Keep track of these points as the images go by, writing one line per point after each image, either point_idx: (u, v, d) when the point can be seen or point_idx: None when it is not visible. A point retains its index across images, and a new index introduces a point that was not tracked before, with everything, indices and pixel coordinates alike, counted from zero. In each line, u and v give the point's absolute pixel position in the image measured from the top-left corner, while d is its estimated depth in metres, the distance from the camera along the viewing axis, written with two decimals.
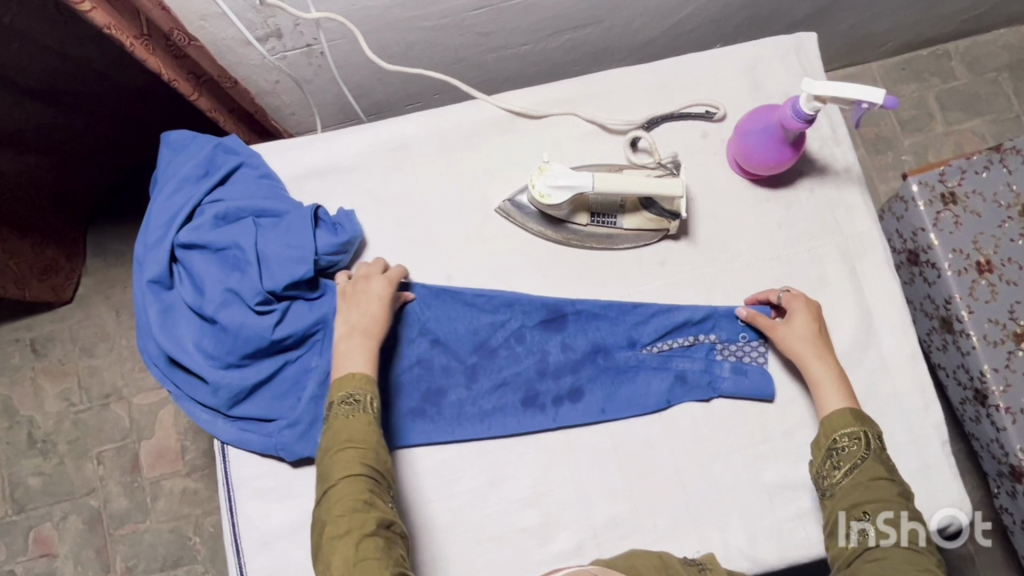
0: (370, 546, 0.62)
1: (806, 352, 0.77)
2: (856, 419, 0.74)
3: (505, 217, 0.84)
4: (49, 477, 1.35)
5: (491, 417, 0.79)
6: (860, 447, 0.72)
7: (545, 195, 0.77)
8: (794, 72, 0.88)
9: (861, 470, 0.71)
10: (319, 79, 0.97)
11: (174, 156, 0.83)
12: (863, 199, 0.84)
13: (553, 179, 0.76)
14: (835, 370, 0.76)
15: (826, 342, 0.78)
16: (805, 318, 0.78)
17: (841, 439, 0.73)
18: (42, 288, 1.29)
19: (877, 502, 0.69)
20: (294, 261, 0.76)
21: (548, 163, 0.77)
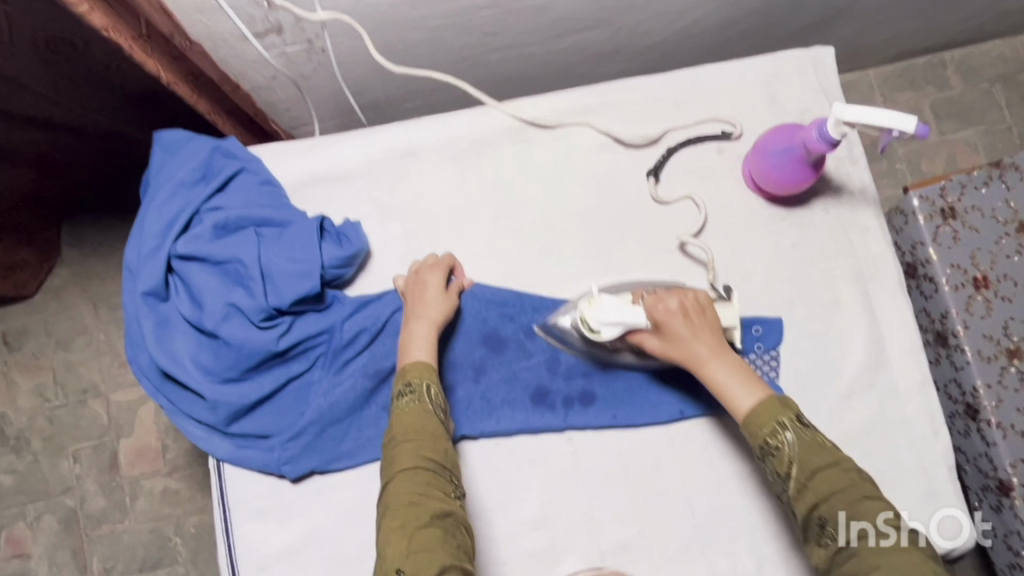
0: (427, 536, 0.58)
1: (690, 358, 0.70)
2: (777, 405, 0.66)
3: (547, 336, 0.80)
4: (22, 475, 1.30)
5: (499, 412, 0.78)
6: (793, 444, 0.64)
7: (597, 330, 0.74)
8: (813, 88, 0.86)
9: (802, 469, 0.63)
10: (318, 75, 0.92)
11: (168, 157, 0.79)
12: (878, 220, 0.83)
13: (603, 315, 0.73)
14: (736, 366, 0.69)
15: (714, 337, 0.71)
16: (675, 309, 0.72)
17: (769, 438, 0.65)
18: (3, 286, 1.24)
19: (830, 501, 0.60)
20: (300, 276, 0.74)
21: (594, 296, 0.75)
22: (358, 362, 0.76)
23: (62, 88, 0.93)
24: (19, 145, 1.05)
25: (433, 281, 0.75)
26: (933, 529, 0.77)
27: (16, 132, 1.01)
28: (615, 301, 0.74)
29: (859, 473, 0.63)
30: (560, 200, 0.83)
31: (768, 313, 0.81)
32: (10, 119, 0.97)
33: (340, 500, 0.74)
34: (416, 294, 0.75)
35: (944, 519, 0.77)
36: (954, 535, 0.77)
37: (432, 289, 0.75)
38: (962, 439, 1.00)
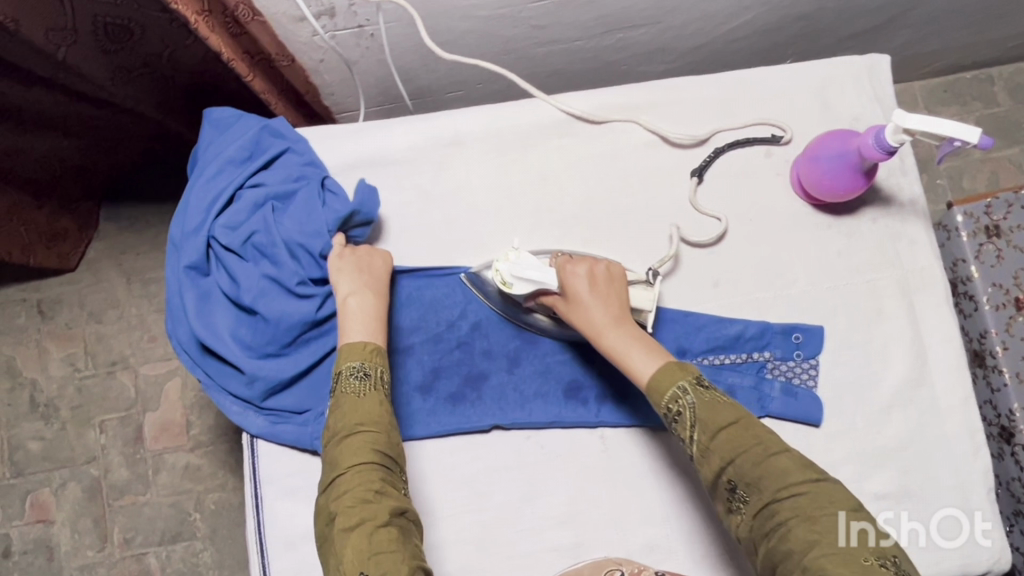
0: (385, 536, 0.56)
1: (592, 325, 0.69)
2: (677, 370, 0.63)
3: (471, 284, 0.79)
4: (49, 442, 1.32)
5: (530, 404, 0.78)
6: (693, 406, 0.60)
7: (508, 284, 0.74)
8: (867, 95, 0.84)
9: (704, 432, 0.59)
10: (366, 60, 0.93)
11: (216, 134, 0.79)
12: (926, 233, 0.82)
13: (519, 270, 0.73)
14: (636, 335, 0.67)
15: (617, 306, 0.70)
16: (582, 274, 0.70)
17: (672, 405, 0.61)
18: (47, 255, 1.26)
19: (739, 465, 0.57)
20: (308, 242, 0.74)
21: (511, 250, 0.74)
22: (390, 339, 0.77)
23: (119, 80, 0.90)
24: (69, 119, 1.07)
25: (378, 255, 0.75)
26: (933, 527, 0.76)
27: (70, 108, 1.03)
28: (534, 260, 0.73)
29: (762, 428, 0.59)
30: (601, 195, 0.82)
31: (809, 320, 0.80)
32: (62, 94, 0.98)
33: None
34: (362, 266, 0.74)
35: (946, 520, 0.76)
36: (954, 535, 0.76)
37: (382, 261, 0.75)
38: (995, 462, 0.98)
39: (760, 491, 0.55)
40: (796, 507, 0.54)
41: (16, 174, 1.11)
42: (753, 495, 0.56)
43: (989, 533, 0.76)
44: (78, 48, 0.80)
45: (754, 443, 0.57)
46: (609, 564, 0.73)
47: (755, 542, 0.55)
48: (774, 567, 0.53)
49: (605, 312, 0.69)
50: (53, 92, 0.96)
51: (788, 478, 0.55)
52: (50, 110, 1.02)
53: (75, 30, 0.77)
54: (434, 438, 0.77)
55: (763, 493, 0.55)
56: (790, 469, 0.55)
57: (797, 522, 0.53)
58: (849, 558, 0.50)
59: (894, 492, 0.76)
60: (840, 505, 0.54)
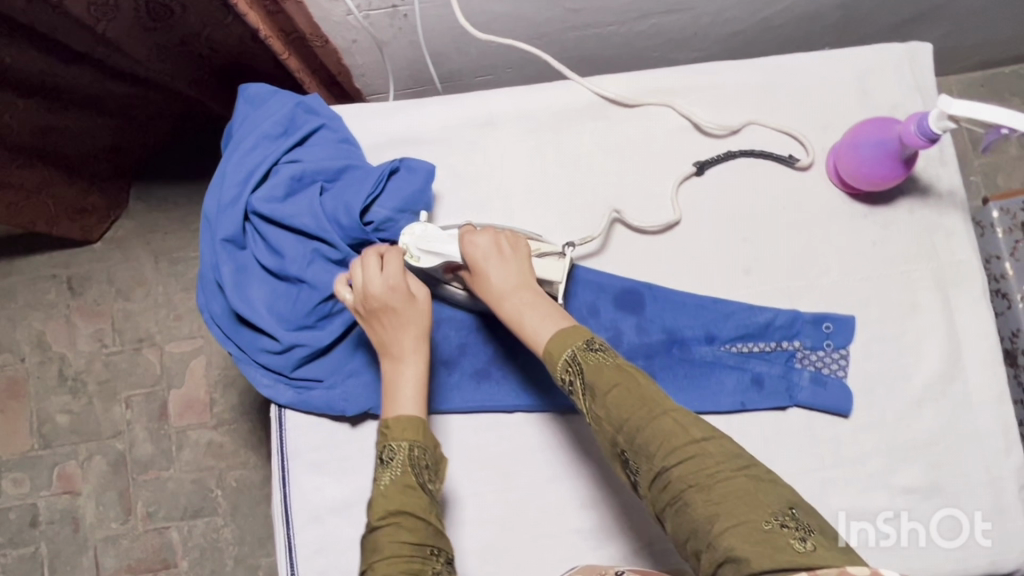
0: None
1: (492, 297, 0.67)
2: (570, 335, 0.60)
3: None
4: (77, 415, 1.35)
5: (556, 385, 0.78)
6: (581, 372, 0.57)
7: (415, 257, 0.72)
8: (907, 83, 0.82)
9: (593, 400, 0.56)
10: (397, 42, 0.93)
11: (252, 110, 0.78)
12: (965, 224, 0.80)
13: (423, 242, 0.71)
14: (531, 300, 0.64)
15: (516, 269, 0.67)
16: (480, 240, 0.68)
17: (565, 375, 0.58)
18: (71, 227, 1.27)
19: (630, 435, 0.53)
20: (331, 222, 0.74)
21: (417, 223, 0.73)
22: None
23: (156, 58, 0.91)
24: (102, 96, 1.08)
25: (389, 292, 0.67)
26: (933, 527, 0.75)
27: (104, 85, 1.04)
28: (443, 235, 0.72)
29: (647, 383, 0.56)
30: (632, 178, 0.82)
31: (841, 310, 0.79)
32: (98, 71, 1.00)
33: None
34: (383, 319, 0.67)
35: (943, 519, 0.75)
36: (954, 535, 0.75)
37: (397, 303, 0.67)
38: None
39: (651, 460, 0.52)
40: (686, 474, 0.51)
41: (51, 151, 1.13)
42: (644, 464, 0.53)
43: (989, 533, 0.75)
44: (118, 24, 0.81)
45: (640, 406, 0.54)
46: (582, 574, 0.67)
47: (659, 514, 0.53)
48: (686, 543, 0.50)
49: (504, 278, 0.66)
50: (90, 69, 0.98)
51: (674, 442, 0.51)
52: (86, 87, 1.03)
53: (117, 6, 0.78)
54: (458, 415, 0.77)
55: (653, 461, 0.52)
56: (675, 432, 0.52)
57: (691, 496, 0.49)
58: (748, 530, 0.47)
59: (922, 487, 0.76)
60: (727, 465, 0.51)
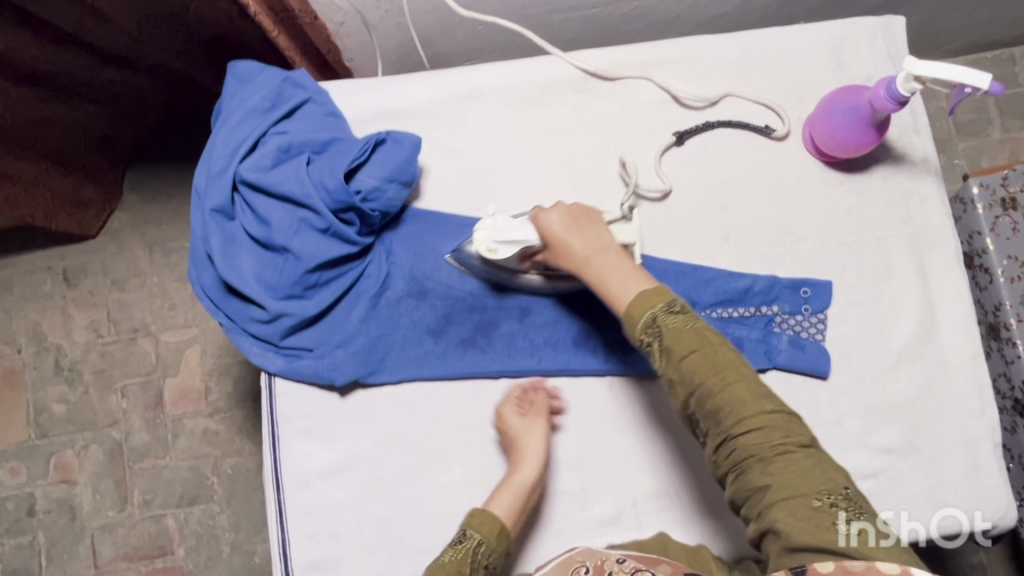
0: None
1: (576, 267, 0.70)
2: (653, 295, 0.62)
3: (456, 265, 0.80)
4: (73, 405, 1.36)
5: (541, 351, 0.80)
6: (662, 335, 0.59)
7: (493, 250, 0.75)
8: (881, 55, 0.84)
9: (669, 362, 0.59)
10: (385, 24, 0.94)
11: (241, 86, 0.80)
12: (937, 192, 0.82)
13: (500, 233, 0.75)
14: (617, 262, 0.67)
15: (596, 235, 0.70)
16: (556, 215, 0.72)
17: (645, 335, 0.61)
18: (69, 221, 1.29)
19: (703, 399, 0.57)
20: (314, 189, 0.75)
21: (487, 217, 0.76)
22: (397, 285, 0.80)
23: (147, 28, 0.97)
24: (94, 83, 1.11)
25: (514, 420, 0.75)
26: (934, 527, 0.75)
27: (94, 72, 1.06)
28: (515, 222, 0.75)
29: (728, 351, 0.59)
30: (614, 149, 0.83)
31: (818, 275, 0.80)
32: (89, 55, 1.02)
33: (382, 426, 0.78)
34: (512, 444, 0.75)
35: (944, 518, 0.76)
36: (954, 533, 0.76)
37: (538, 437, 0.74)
38: (1008, 435, 1.01)
39: (718, 428, 0.57)
40: (752, 445, 0.56)
41: (48, 144, 1.15)
42: (712, 428, 0.58)
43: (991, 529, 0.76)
44: None
45: (717, 375, 0.57)
46: (575, 561, 0.68)
47: (721, 476, 0.59)
48: (738, 499, 0.57)
49: (585, 247, 0.69)
50: (80, 53, 1.00)
51: (745, 413, 0.56)
52: (78, 75, 1.06)
53: None
54: (445, 382, 0.79)
55: (721, 427, 0.57)
56: (746, 402, 0.56)
57: (750, 466, 0.55)
58: (799, 505, 0.54)
59: (900, 448, 0.77)
60: (789, 439, 0.56)
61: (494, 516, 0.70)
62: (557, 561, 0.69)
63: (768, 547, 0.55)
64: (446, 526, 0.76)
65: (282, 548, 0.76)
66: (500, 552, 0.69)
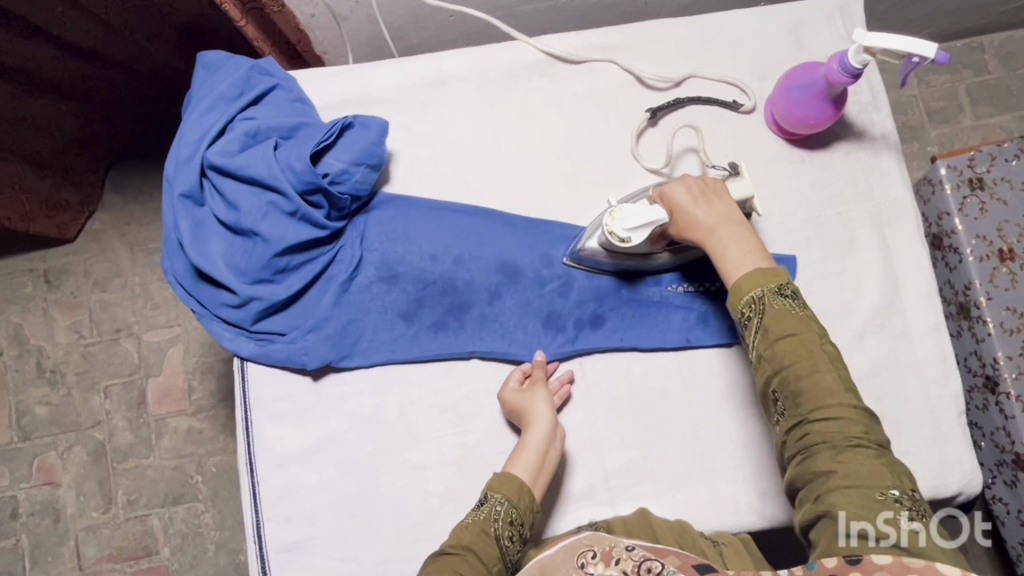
0: None
1: (699, 239, 0.70)
2: (764, 276, 0.64)
3: (578, 263, 0.81)
4: (56, 407, 1.36)
5: (512, 332, 0.81)
6: (764, 312, 0.62)
7: (625, 240, 0.74)
8: (840, 35, 0.86)
9: (763, 339, 0.62)
10: (356, 15, 0.95)
11: (209, 75, 0.81)
12: (898, 167, 0.84)
13: (629, 222, 0.73)
14: (742, 236, 0.68)
15: (722, 207, 0.71)
16: (682, 188, 0.73)
17: (746, 311, 0.63)
18: (47, 225, 1.29)
19: (790, 377, 0.60)
20: (283, 172, 0.75)
21: (614, 207, 0.75)
22: (368, 270, 0.80)
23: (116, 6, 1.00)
24: (66, 80, 1.12)
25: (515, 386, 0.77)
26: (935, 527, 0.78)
27: (61, 63, 1.07)
28: (637, 207, 0.74)
29: (823, 344, 0.61)
30: (580, 130, 0.85)
31: (783, 250, 0.82)
32: (58, 48, 1.04)
33: (355, 408, 0.79)
34: (522, 408, 0.75)
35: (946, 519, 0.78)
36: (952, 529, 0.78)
37: (543, 399, 0.75)
38: (979, 413, 1.00)
39: (798, 408, 0.60)
40: (825, 432, 0.58)
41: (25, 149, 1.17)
42: (790, 409, 0.61)
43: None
44: None
45: (807, 360, 0.60)
46: (581, 545, 0.63)
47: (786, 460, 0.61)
48: (798, 484, 0.59)
49: (709, 217, 0.70)
50: (49, 43, 1.02)
51: (827, 399, 0.58)
52: (51, 72, 1.08)
53: None
54: (416, 363, 0.80)
55: (799, 410, 0.60)
56: (831, 391, 0.59)
57: (822, 449, 0.57)
58: (863, 494, 0.54)
59: None
60: (868, 434, 0.58)
61: (515, 477, 0.71)
62: (562, 544, 0.64)
63: (819, 531, 0.56)
64: (419, 506, 0.77)
65: (256, 531, 0.76)
66: (526, 511, 0.70)
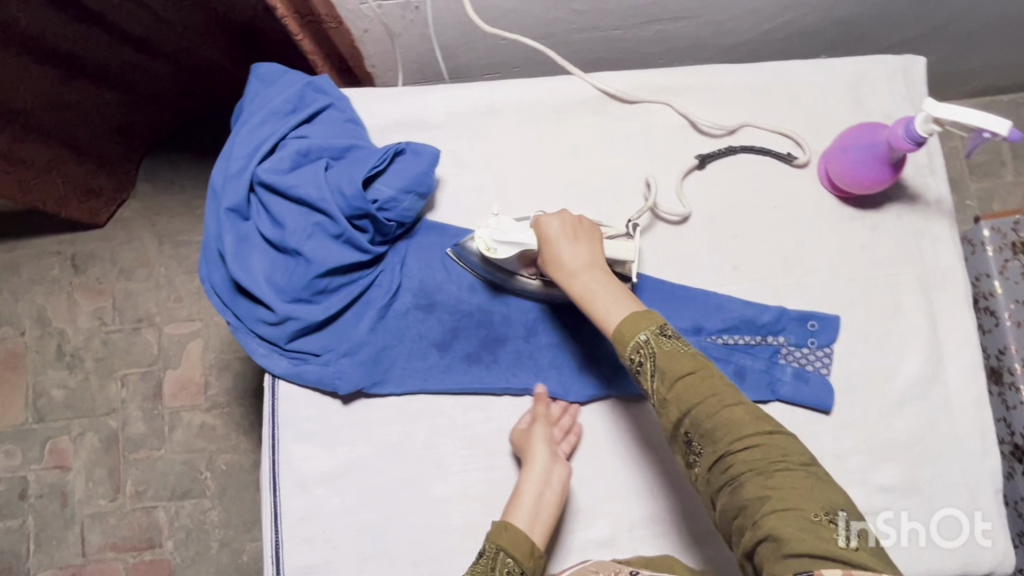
0: None
1: (565, 280, 0.70)
2: (643, 319, 0.63)
3: (457, 261, 0.80)
4: (72, 391, 1.36)
5: (545, 372, 0.80)
6: (654, 355, 0.60)
7: (491, 250, 0.76)
8: (900, 95, 0.85)
9: (663, 381, 0.59)
10: (409, 33, 0.95)
11: (263, 88, 0.81)
12: (950, 233, 0.82)
13: (500, 234, 0.75)
14: (603, 280, 0.68)
15: (587, 249, 0.71)
16: (557, 222, 0.72)
17: (635, 355, 0.61)
18: (79, 210, 1.29)
19: (699, 415, 0.57)
20: (332, 193, 0.75)
21: (492, 217, 0.77)
22: (406, 297, 0.80)
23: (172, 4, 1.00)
24: (113, 68, 1.13)
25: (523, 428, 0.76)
26: (933, 527, 0.76)
27: (108, 49, 1.07)
28: (516, 225, 0.76)
29: (720, 374, 0.60)
30: (628, 170, 0.84)
31: (827, 309, 0.80)
32: (108, 35, 1.04)
33: (383, 434, 0.78)
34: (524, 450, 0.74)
35: (944, 519, 0.76)
36: (954, 534, 0.76)
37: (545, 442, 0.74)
38: (1005, 481, 0.98)
39: (715, 444, 0.57)
40: (750, 460, 0.55)
41: (62, 129, 1.17)
42: (708, 447, 0.57)
43: (988, 534, 0.76)
44: None
45: (710, 394, 0.58)
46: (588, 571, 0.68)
47: (712, 498, 0.58)
48: (732, 518, 0.55)
49: (577, 258, 0.70)
50: (100, 30, 1.02)
51: (740, 429, 0.56)
52: (98, 57, 1.08)
53: None
54: (447, 396, 0.79)
55: (717, 445, 0.56)
56: (742, 420, 0.56)
57: (750, 477, 0.54)
58: (798, 516, 0.52)
59: (899, 486, 0.77)
60: (791, 457, 0.55)
61: (510, 524, 0.69)
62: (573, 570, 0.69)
63: (763, 562, 0.52)
64: (439, 538, 0.76)
65: (274, 550, 0.75)
66: (525, 558, 0.68)
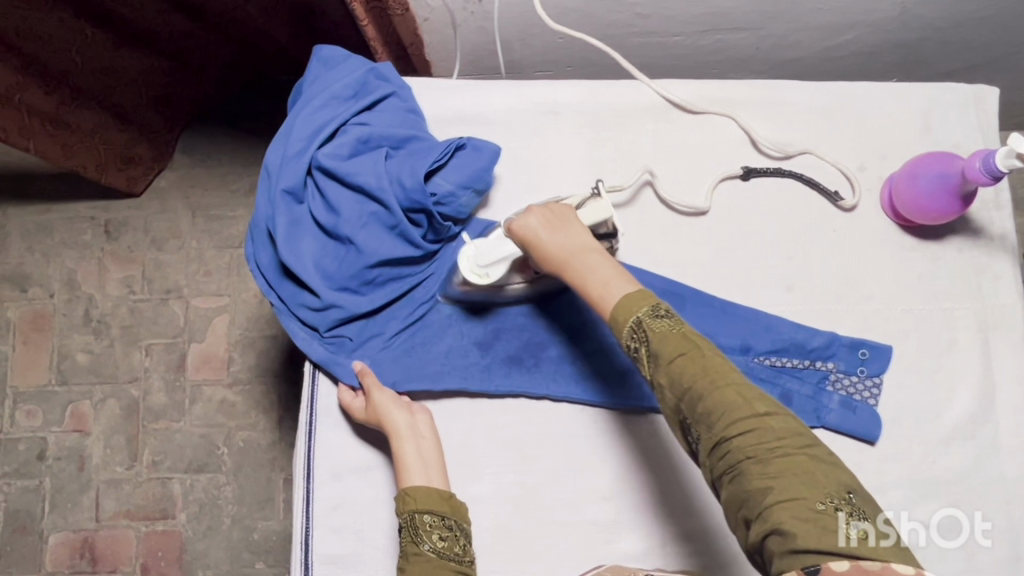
0: None
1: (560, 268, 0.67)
2: (635, 300, 0.60)
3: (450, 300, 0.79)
4: (96, 356, 1.36)
5: (586, 379, 0.79)
6: (647, 339, 0.58)
7: (483, 275, 0.75)
8: (970, 125, 0.83)
9: (658, 365, 0.57)
10: (469, 25, 0.94)
11: (324, 71, 0.80)
12: (1012, 270, 0.81)
13: (482, 258, 0.74)
14: (598, 262, 0.66)
15: (576, 235, 0.69)
16: (534, 218, 0.70)
17: (631, 339, 0.59)
18: (117, 175, 1.29)
19: (695, 399, 0.54)
20: (390, 183, 0.74)
21: (467, 245, 0.76)
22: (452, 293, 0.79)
23: None
24: (166, 37, 1.13)
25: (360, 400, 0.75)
26: (933, 529, 0.75)
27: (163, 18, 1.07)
28: (491, 243, 0.75)
29: (714, 353, 0.57)
30: (686, 181, 0.82)
31: (879, 339, 0.79)
32: (165, 3, 1.04)
33: None
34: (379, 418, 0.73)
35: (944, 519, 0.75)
36: (954, 535, 0.75)
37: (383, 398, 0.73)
38: None
39: (710, 429, 0.54)
40: (746, 446, 0.52)
41: (109, 93, 1.17)
42: (703, 432, 0.54)
43: (988, 534, 0.75)
44: None
45: (704, 375, 0.55)
46: None
47: (714, 484, 0.55)
48: (736, 509, 0.52)
49: (566, 246, 0.68)
50: None
51: (735, 413, 0.53)
52: (152, 25, 1.08)
53: None
54: (487, 396, 0.78)
55: (712, 430, 0.54)
56: (737, 403, 0.53)
57: (748, 466, 0.51)
58: (803, 506, 0.49)
59: (936, 518, 0.75)
60: (790, 441, 0.52)
61: (413, 489, 0.68)
62: None
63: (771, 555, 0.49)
64: None
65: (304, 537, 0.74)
66: (440, 502, 0.68)
